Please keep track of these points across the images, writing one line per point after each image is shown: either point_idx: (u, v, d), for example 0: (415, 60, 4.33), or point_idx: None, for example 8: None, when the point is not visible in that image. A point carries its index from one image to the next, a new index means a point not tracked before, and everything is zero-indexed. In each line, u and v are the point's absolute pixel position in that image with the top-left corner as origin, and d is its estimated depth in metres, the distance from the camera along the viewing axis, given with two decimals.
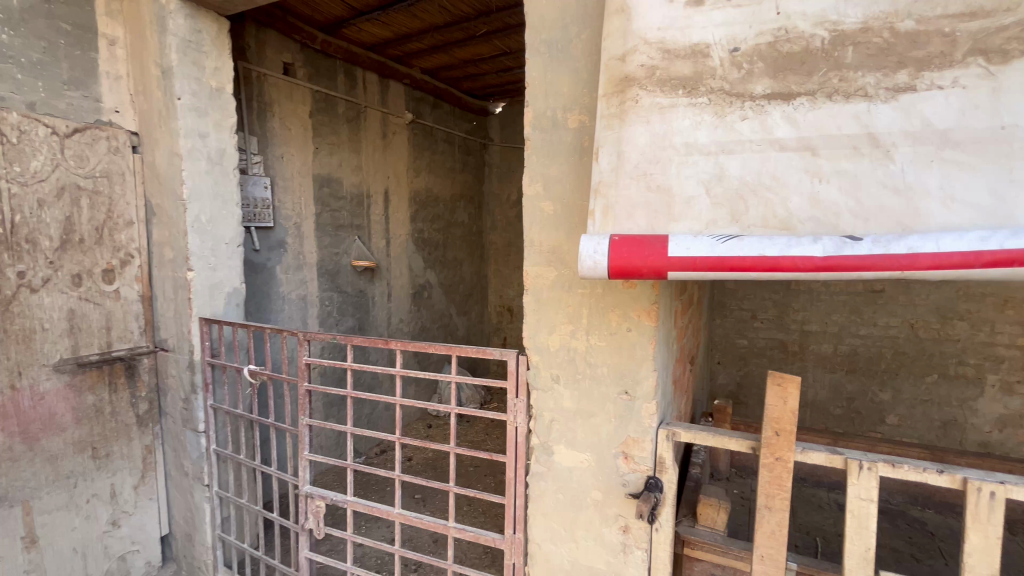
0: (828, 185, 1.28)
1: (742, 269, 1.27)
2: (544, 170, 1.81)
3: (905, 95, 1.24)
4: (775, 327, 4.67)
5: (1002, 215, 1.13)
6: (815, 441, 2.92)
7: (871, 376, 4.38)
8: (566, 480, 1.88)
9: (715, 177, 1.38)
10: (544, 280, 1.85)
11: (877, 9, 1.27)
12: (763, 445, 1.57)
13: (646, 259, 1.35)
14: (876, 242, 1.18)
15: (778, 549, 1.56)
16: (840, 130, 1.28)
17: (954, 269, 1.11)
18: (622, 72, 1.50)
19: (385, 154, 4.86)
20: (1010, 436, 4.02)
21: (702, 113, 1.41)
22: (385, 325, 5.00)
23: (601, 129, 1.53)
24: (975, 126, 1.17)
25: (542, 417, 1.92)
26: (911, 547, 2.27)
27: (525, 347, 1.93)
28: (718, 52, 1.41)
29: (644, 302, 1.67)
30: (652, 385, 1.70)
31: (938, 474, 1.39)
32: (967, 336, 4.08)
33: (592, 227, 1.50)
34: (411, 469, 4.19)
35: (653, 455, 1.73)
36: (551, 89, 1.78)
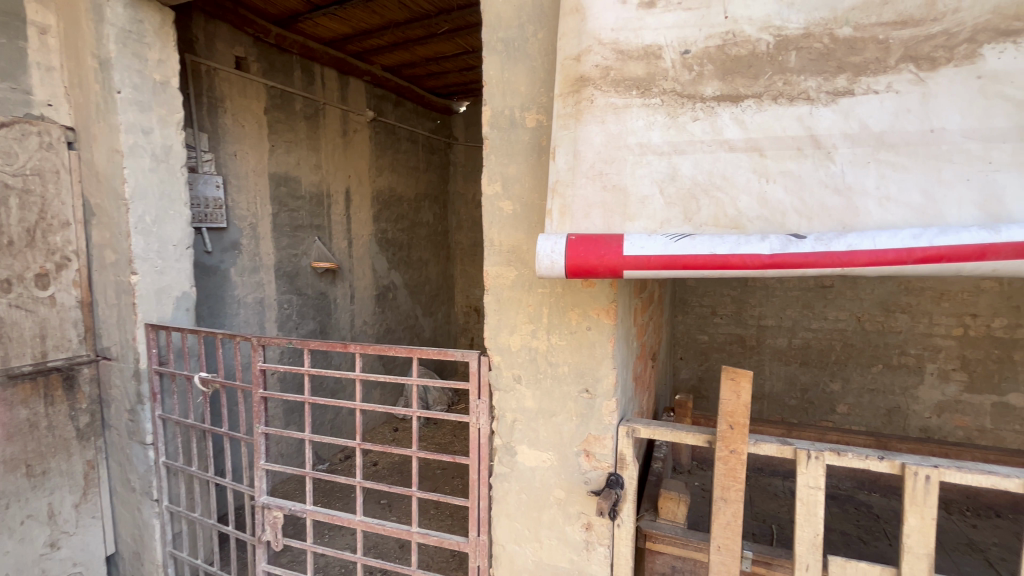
0: (774, 184, 1.32)
1: (695, 267, 1.29)
2: (502, 169, 1.80)
3: (844, 99, 1.29)
4: (733, 322, 4.82)
5: (932, 214, 1.19)
6: (770, 432, 3.03)
7: (823, 368, 4.58)
8: (529, 481, 1.87)
9: (668, 177, 1.41)
10: (504, 280, 1.84)
11: (818, 16, 1.32)
12: (719, 438, 1.61)
13: (602, 258, 1.35)
14: (819, 239, 1.22)
15: (733, 539, 1.61)
16: (785, 131, 1.32)
17: (890, 265, 1.16)
18: (577, 72, 1.51)
19: (346, 152, 4.74)
20: (948, 420, 4.29)
21: (655, 113, 1.43)
22: (348, 328, 4.88)
23: (557, 128, 1.53)
24: (907, 128, 1.23)
25: (505, 417, 1.91)
26: (859, 530, 2.38)
27: (486, 347, 1.92)
28: (669, 53, 1.43)
29: (602, 301, 1.69)
30: (612, 383, 1.72)
31: (879, 460, 1.47)
32: (908, 328, 4.32)
33: (549, 226, 1.50)
34: (376, 474, 4.11)
35: (614, 451, 1.75)
36: (508, 88, 1.78)
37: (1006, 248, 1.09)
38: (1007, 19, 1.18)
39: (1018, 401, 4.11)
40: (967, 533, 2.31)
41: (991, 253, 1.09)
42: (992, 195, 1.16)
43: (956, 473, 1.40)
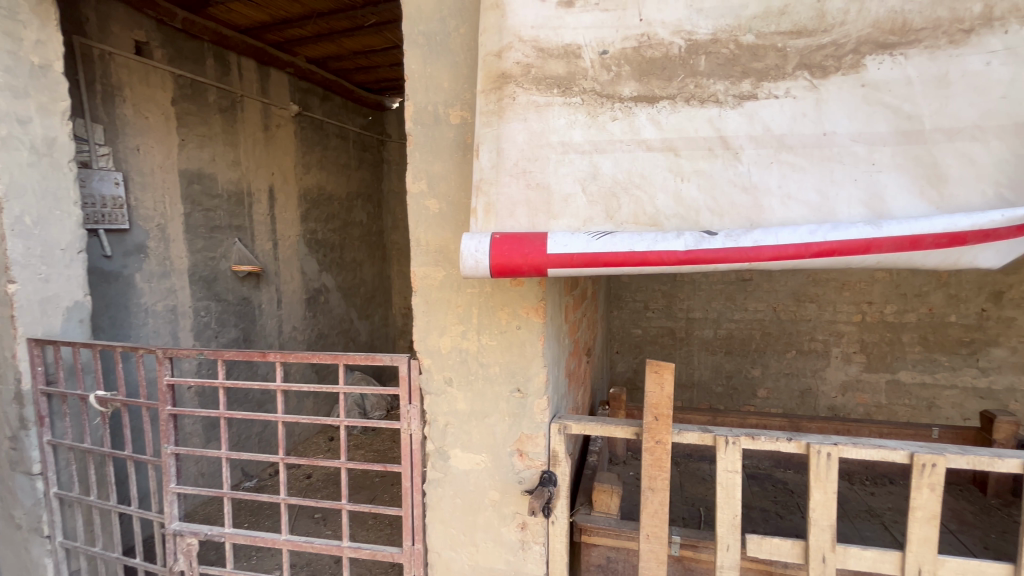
0: (688, 184, 1.37)
1: (616, 264, 1.31)
2: (427, 166, 1.75)
3: (749, 102, 1.36)
4: (664, 316, 5.03)
5: (826, 211, 1.29)
6: (698, 419, 3.18)
7: (744, 356, 4.90)
8: (463, 484, 1.84)
9: (590, 175, 1.43)
10: (432, 281, 1.80)
11: (724, 22, 1.38)
12: (645, 430, 1.65)
13: (526, 256, 1.35)
14: (728, 236, 1.28)
15: (660, 526, 1.66)
16: (697, 132, 1.38)
17: (791, 259, 1.24)
18: (498, 68, 1.49)
19: (268, 148, 4.45)
20: (851, 399, 4.73)
21: (576, 112, 1.45)
22: (276, 335, 4.60)
23: (480, 125, 1.51)
24: (803, 132, 1.32)
25: (437, 421, 1.86)
26: (776, 505, 2.55)
27: (416, 350, 1.86)
28: (588, 53, 1.44)
29: (531, 299, 1.69)
30: (542, 381, 1.72)
31: (787, 442, 1.58)
32: (816, 316, 4.72)
33: (474, 225, 1.48)
34: (310, 488, 3.92)
35: (547, 449, 1.76)
36: (431, 83, 1.73)
37: (887, 242, 1.19)
38: (885, 34, 1.29)
39: (907, 377, 4.60)
40: (867, 501, 2.54)
41: (875, 247, 1.20)
42: (876, 193, 1.27)
43: (852, 449, 1.53)
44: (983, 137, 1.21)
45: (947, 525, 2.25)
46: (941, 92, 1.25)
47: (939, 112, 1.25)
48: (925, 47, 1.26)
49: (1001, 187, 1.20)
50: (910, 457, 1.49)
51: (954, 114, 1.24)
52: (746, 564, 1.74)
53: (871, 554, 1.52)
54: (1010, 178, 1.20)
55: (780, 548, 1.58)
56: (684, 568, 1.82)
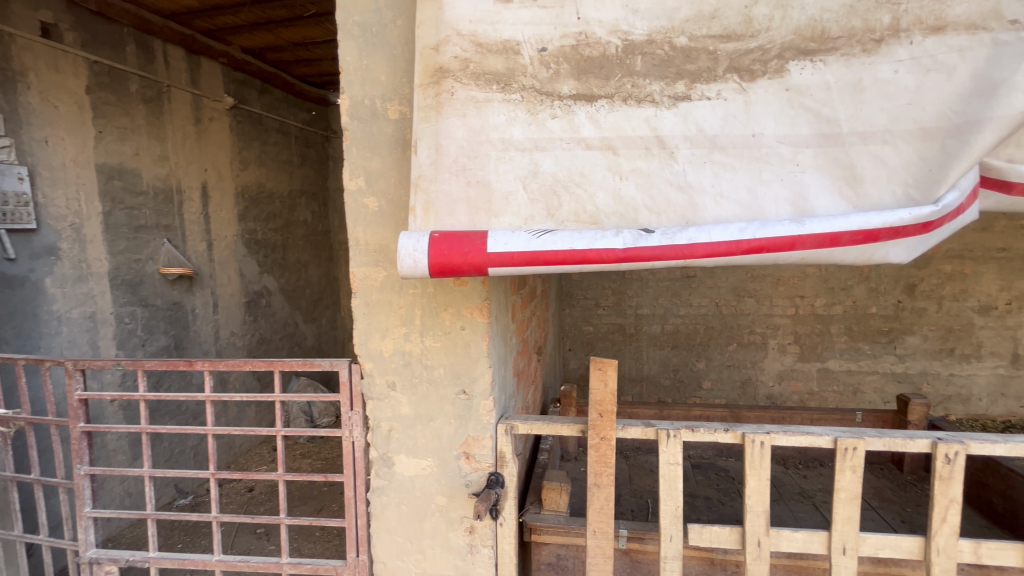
0: (627, 182, 1.39)
1: (556, 263, 1.31)
2: (365, 163, 1.69)
3: (683, 103, 1.39)
4: (614, 312, 5.14)
5: (755, 210, 1.34)
6: (646, 412, 3.26)
7: (690, 349, 5.08)
8: (409, 491, 1.79)
9: (530, 173, 1.41)
10: (373, 282, 1.73)
11: (658, 24, 1.41)
12: (590, 427, 1.66)
13: (465, 255, 1.32)
14: (665, 234, 1.30)
15: (607, 521, 1.68)
16: (634, 132, 1.40)
17: (724, 256, 1.28)
18: (436, 62, 1.45)
19: (200, 143, 4.17)
20: (787, 387, 5.01)
21: (516, 109, 1.43)
22: (212, 342, 4.32)
23: (418, 120, 1.46)
24: (734, 133, 1.37)
25: (380, 427, 1.80)
26: (718, 492, 2.65)
27: (357, 354, 1.79)
28: (527, 50, 1.43)
29: (475, 299, 1.66)
30: (488, 382, 1.70)
31: (724, 432, 1.64)
32: (754, 310, 4.96)
33: (413, 223, 1.44)
34: (252, 501, 3.73)
35: (494, 450, 1.73)
36: (368, 76, 1.66)
37: (810, 239, 1.25)
38: (806, 41, 1.36)
39: (835, 365, 4.93)
40: (800, 484, 2.69)
41: (799, 244, 1.25)
42: (800, 193, 1.33)
43: (783, 437, 1.61)
44: (894, 140, 1.29)
45: (870, 501, 2.42)
46: (857, 97, 1.32)
47: (855, 116, 1.32)
48: (842, 55, 1.33)
49: (909, 187, 1.29)
50: (835, 441, 1.58)
51: (868, 119, 1.31)
52: (688, 552, 1.80)
53: (801, 535, 1.60)
54: (918, 179, 1.28)
55: (720, 536, 1.64)
56: (630, 560, 1.85)
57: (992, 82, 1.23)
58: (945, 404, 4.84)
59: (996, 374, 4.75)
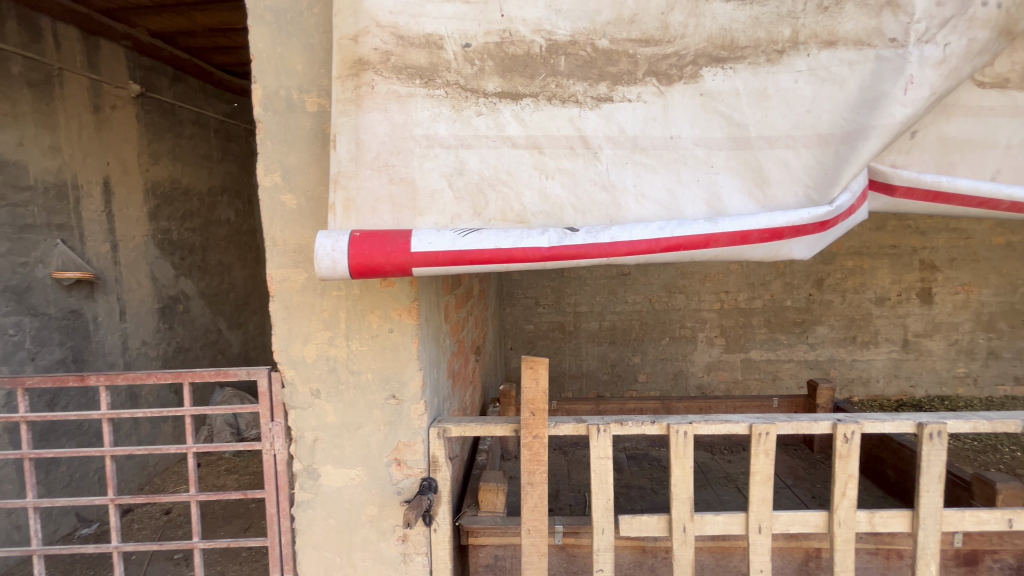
0: (553, 182, 1.40)
1: (482, 262, 1.29)
2: (281, 158, 1.59)
3: (606, 104, 1.42)
4: (554, 311, 5.22)
5: (673, 209, 1.39)
6: (584, 407, 3.33)
7: (626, 344, 5.26)
8: (336, 504, 1.70)
9: (456, 171, 1.39)
10: (293, 284, 1.63)
11: (581, 26, 1.42)
12: (523, 426, 1.66)
13: (388, 255, 1.27)
14: (589, 232, 1.32)
15: (541, 519, 1.69)
16: (559, 131, 1.41)
17: (644, 254, 1.31)
18: (355, 54, 1.39)
19: (100, 133, 3.77)
20: (715, 377, 5.31)
21: (440, 105, 1.40)
22: (118, 353, 3.90)
23: (336, 113, 1.40)
24: (653, 135, 1.42)
25: (304, 438, 1.70)
26: (651, 482, 2.76)
27: (276, 361, 1.69)
28: (451, 45, 1.40)
29: (402, 301, 1.61)
30: (418, 386, 1.65)
31: (651, 425, 1.70)
32: (684, 305, 5.22)
33: (333, 222, 1.37)
34: (168, 525, 3.43)
35: (426, 455, 1.69)
36: (283, 65, 1.56)
37: (722, 237, 1.32)
38: (717, 49, 1.42)
39: (757, 355, 5.28)
40: (725, 468, 2.86)
41: (713, 242, 1.32)
42: (714, 193, 1.39)
43: (704, 426, 1.69)
44: (795, 145, 1.39)
45: (785, 481, 2.61)
46: (762, 104, 1.41)
47: (761, 122, 1.41)
48: (749, 63, 1.42)
49: (809, 188, 1.39)
50: (749, 427, 1.68)
51: (773, 124, 1.40)
52: (621, 543, 1.86)
53: (722, 518, 1.68)
54: (816, 181, 1.39)
55: (648, 525, 1.69)
56: (566, 555, 1.88)
57: (877, 94, 1.35)
58: (849, 386, 5.33)
59: (890, 358, 5.30)
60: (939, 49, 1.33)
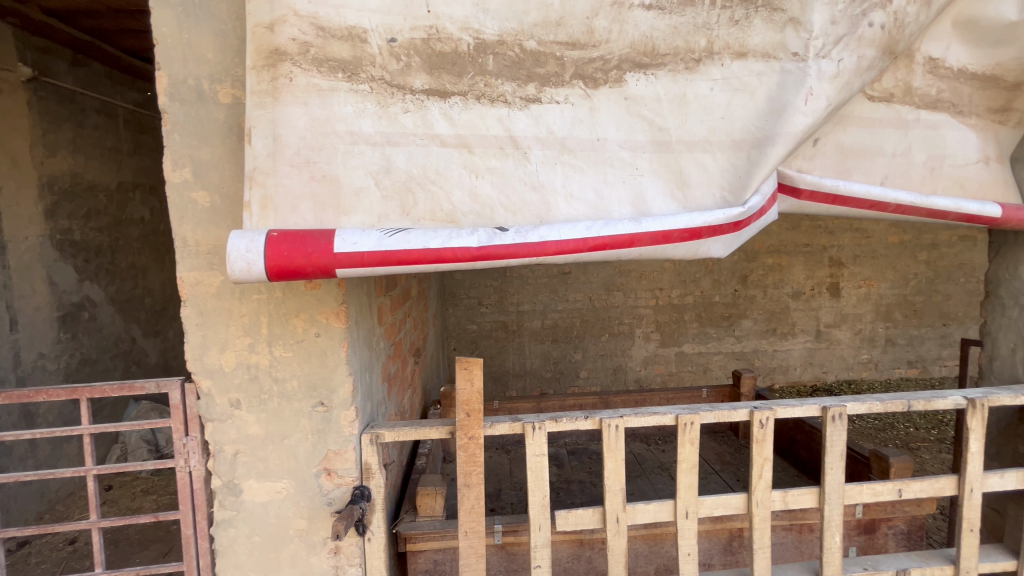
0: (482, 181, 1.39)
1: (409, 263, 1.26)
2: (191, 151, 1.47)
3: (534, 105, 1.44)
4: (496, 310, 5.24)
5: (601, 209, 1.43)
6: (525, 406, 3.36)
7: (568, 342, 5.37)
8: (261, 520, 1.61)
9: (383, 169, 1.35)
10: (207, 288, 1.52)
11: (509, 26, 1.42)
12: (458, 428, 1.64)
13: (309, 256, 1.21)
14: (518, 232, 1.32)
15: (478, 521, 1.66)
16: (488, 131, 1.41)
17: (572, 254, 1.34)
18: (271, 43, 1.32)
19: None
20: (652, 370, 5.53)
21: (364, 101, 1.35)
22: (10, 368, 3.46)
23: (251, 106, 1.32)
24: (581, 136, 1.45)
25: (223, 452, 1.59)
26: (590, 475, 2.83)
27: (190, 372, 1.57)
28: (375, 39, 1.36)
29: (330, 304, 1.54)
30: (349, 392, 1.59)
31: (585, 420, 1.74)
32: (622, 302, 5.40)
33: (249, 221, 1.29)
34: (73, 556, 3.11)
35: (358, 463, 1.62)
36: (191, 52, 1.45)
37: (646, 237, 1.37)
38: (640, 55, 1.47)
39: (689, 348, 5.57)
40: (659, 458, 2.99)
41: (638, 241, 1.36)
42: (639, 194, 1.45)
43: (635, 419, 1.74)
44: (711, 149, 1.48)
45: (713, 466, 2.76)
46: (682, 110, 1.48)
47: (681, 127, 1.48)
48: (669, 70, 1.48)
49: (724, 190, 1.47)
50: (676, 418, 1.75)
51: (692, 129, 1.48)
52: (558, 538, 1.92)
53: (653, 507, 1.74)
54: (730, 184, 1.48)
55: (583, 518, 1.72)
56: (506, 554, 1.93)
57: (782, 103, 1.46)
58: (771, 374, 5.74)
59: (806, 348, 5.77)
60: (834, 64, 1.45)
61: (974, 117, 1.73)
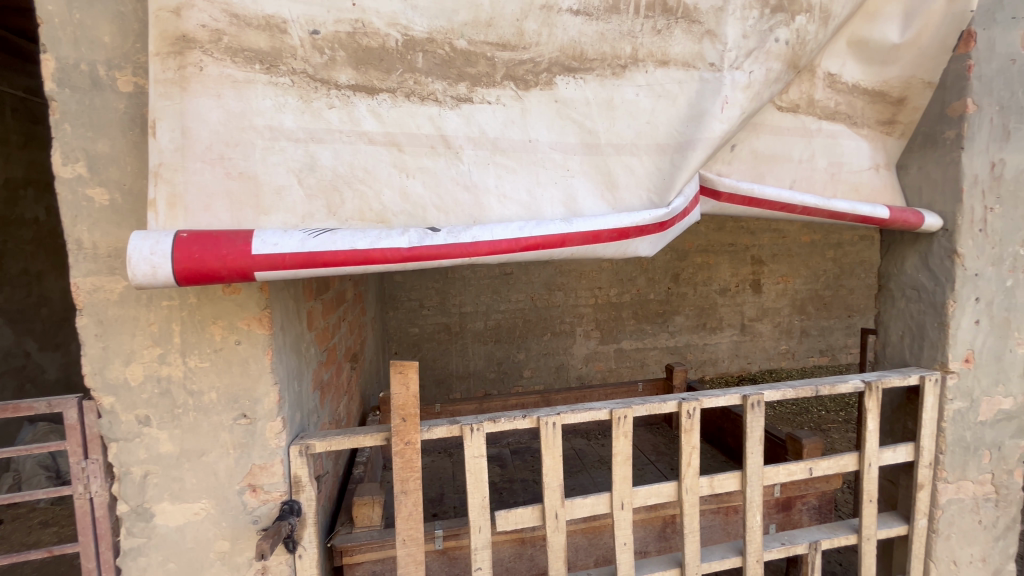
0: (414, 180, 1.36)
1: (336, 264, 1.21)
2: (85, 144, 1.33)
3: (465, 105, 1.43)
4: (438, 312, 5.17)
5: (533, 209, 1.44)
6: (467, 407, 3.34)
7: (511, 342, 5.40)
8: (177, 545, 1.48)
9: (307, 167, 1.29)
10: (108, 295, 1.39)
11: (438, 23, 1.40)
12: (393, 434, 1.60)
13: (224, 259, 1.14)
14: (450, 232, 1.31)
15: (417, 527, 1.62)
16: (418, 129, 1.38)
17: (504, 253, 1.34)
18: (177, 29, 1.22)
19: None
20: (592, 367, 5.68)
21: (285, 95, 1.29)
22: None
23: (155, 96, 1.21)
24: (513, 137, 1.46)
25: (130, 474, 1.45)
26: (533, 473, 2.86)
27: (89, 388, 1.42)
28: (296, 30, 1.29)
29: (251, 309, 1.45)
30: (274, 401, 1.50)
31: (522, 419, 1.74)
32: (563, 301, 5.51)
33: (154, 221, 1.19)
34: None
35: (286, 476, 1.54)
36: (84, 34, 1.31)
37: (577, 236, 1.40)
38: (569, 59, 1.50)
39: (627, 345, 5.77)
40: (599, 452, 3.08)
41: (569, 241, 1.39)
42: (570, 195, 1.48)
43: (572, 415, 1.77)
44: (638, 152, 1.54)
45: (649, 457, 2.89)
46: (610, 113, 1.53)
47: (609, 130, 1.52)
48: (597, 75, 1.52)
49: (650, 192, 1.54)
50: (611, 413, 1.80)
51: (619, 132, 1.53)
52: (499, 538, 1.93)
53: (590, 501, 1.78)
54: (655, 186, 1.54)
55: (523, 516, 1.73)
56: (448, 559, 1.91)
57: (701, 110, 1.54)
58: (702, 367, 6.09)
59: (733, 340, 6.16)
60: (745, 75, 1.55)
61: (867, 128, 1.92)
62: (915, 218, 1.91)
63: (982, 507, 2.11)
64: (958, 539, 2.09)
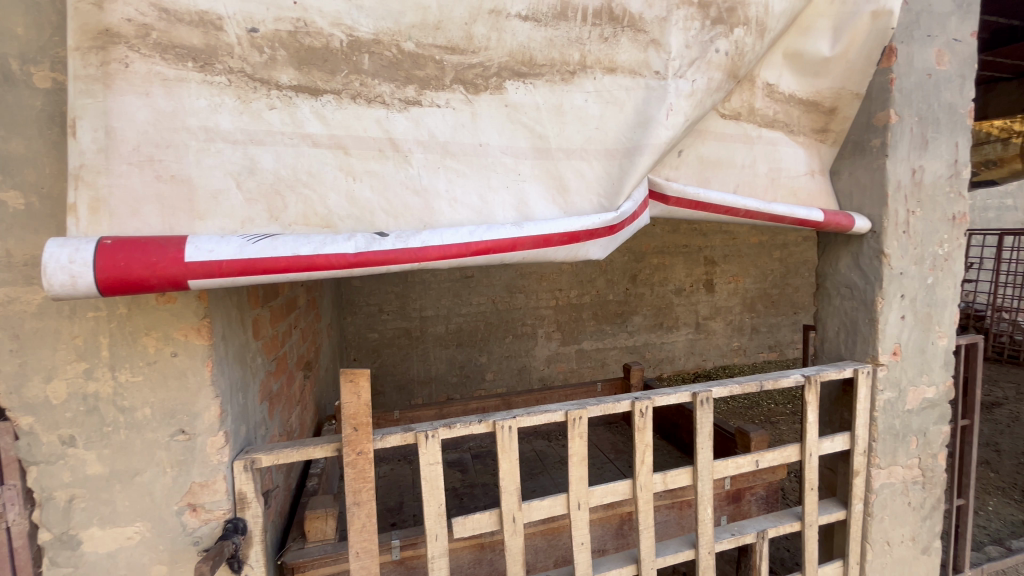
0: (361, 184, 1.33)
1: (278, 271, 1.16)
2: None
3: (413, 108, 1.41)
4: (398, 317, 5.09)
5: (484, 213, 1.44)
6: (427, 413, 3.30)
7: (473, 345, 5.38)
8: (108, 572, 1.39)
9: (245, 170, 1.24)
10: (24, 307, 1.29)
11: (385, 25, 1.38)
12: (345, 444, 1.55)
13: (153, 267, 1.07)
14: (398, 237, 1.29)
15: (371, 539, 1.58)
16: (365, 132, 1.35)
17: (455, 258, 1.33)
18: (100, 22, 1.14)
19: None
20: (554, 368, 5.73)
21: (221, 95, 1.23)
22: None
23: (75, 93, 1.13)
24: (463, 141, 1.45)
25: (54, 499, 1.35)
26: (493, 476, 2.85)
27: (4, 408, 1.30)
28: (232, 28, 1.24)
29: (188, 319, 1.37)
30: (215, 416, 1.43)
31: (478, 424, 1.73)
32: (524, 303, 5.53)
33: (75, 227, 1.11)
34: None
35: (229, 494, 1.46)
36: None
37: (528, 240, 1.40)
38: (519, 64, 1.51)
39: (588, 345, 5.86)
40: (560, 452, 3.11)
41: (520, 245, 1.39)
42: (522, 199, 1.49)
43: (527, 418, 1.77)
44: (588, 157, 1.56)
45: (608, 455, 2.95)
46: (559, 119, 1.55)
47: (559, 135, 1.54)
48: (546, 80, 1.54)
49: (600, 196, 1.56)
50: (566, 415, 1.81)
51: (569, 137, 1.55)
52: (458, 544, 1.92)
53: (547, 502, 1.79)
54: (605, 190, 1.57)
55: (480, 522, 1.72)
56: (405, 568, 1.88)
57: (647, 117, 1.59)
58: (659, 365, 6.26)
59: (688, 339, 6.37)
60: (688, 84, 1.61)
61: (802, 135, 2.03)
62: (847, 220, 2.03)
63: (911, 489, 2.26)
64: (890, 520, 2.23)
